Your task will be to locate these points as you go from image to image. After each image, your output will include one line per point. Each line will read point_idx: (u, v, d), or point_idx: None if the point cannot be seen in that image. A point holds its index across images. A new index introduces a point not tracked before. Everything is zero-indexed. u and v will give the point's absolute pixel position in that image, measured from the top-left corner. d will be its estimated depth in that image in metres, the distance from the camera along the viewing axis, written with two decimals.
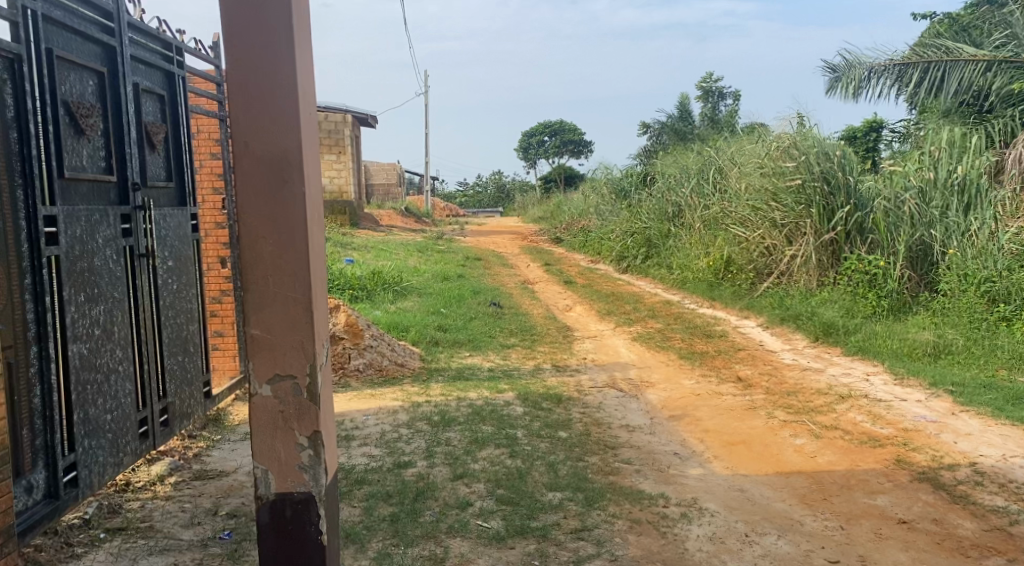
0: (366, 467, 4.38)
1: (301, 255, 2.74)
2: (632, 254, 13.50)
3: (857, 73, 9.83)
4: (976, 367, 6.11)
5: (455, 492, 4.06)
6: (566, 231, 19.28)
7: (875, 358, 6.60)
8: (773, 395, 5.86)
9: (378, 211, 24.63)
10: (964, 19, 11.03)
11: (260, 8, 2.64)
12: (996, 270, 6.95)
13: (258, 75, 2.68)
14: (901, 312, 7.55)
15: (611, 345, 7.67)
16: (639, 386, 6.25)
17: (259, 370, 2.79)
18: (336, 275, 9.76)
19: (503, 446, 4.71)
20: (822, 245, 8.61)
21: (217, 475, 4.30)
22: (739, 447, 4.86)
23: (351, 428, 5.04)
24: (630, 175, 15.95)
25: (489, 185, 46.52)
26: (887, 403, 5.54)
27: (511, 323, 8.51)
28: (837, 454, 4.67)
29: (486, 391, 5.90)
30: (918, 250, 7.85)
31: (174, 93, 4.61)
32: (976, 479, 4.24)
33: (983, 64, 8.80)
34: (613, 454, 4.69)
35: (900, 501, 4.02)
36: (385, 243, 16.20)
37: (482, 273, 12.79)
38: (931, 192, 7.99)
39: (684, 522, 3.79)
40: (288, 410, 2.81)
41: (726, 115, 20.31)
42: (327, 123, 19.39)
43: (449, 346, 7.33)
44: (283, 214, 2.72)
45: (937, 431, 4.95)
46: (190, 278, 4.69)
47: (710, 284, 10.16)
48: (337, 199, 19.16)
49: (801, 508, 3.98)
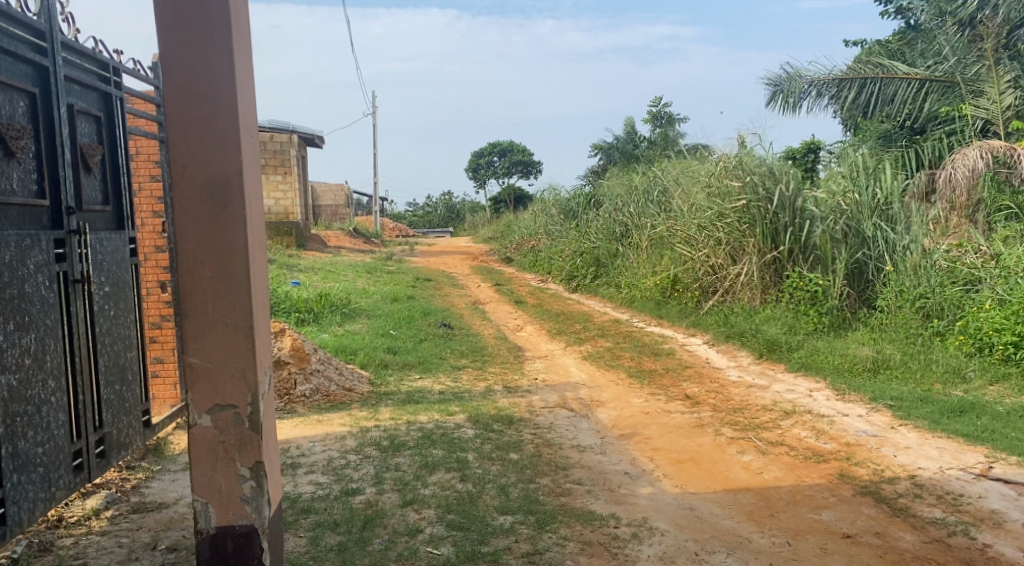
0: (312, 495, 4.27)
1: (242, 281, 2.70)
2: (581, 273, 13.56)
3: (797, 85, 10.27)
4: (913, 381, 6.28)
5: (405, 519, 4.00)
6: (516, 250, 19.34)
7: (818, 374, 6.73)
8: (720, 412, 5.94)
9: (326, 233, 24.29)
10: (894, 44, 11.55)
11: (199, 28, 2.62)
12: (930, 286, 7.25)
13: (194, 92, 2.64)
14: (842, 328, 7.75)
15: (561, 365, 7.69)
16: (590, 405, 6.27)
17: (199, 400, 2.74)
18: (281, 298, 9.55)
19: (453, 470, 4.66)
20: (765, 264, 8.69)
21: (157, 506, 4.15)
22: (688, 465, 4.90)
23: (297, 455, 4.92)
24: (578, 196, 16.19)
25: (438, 205, 46.47)
26: (830, 418, 5.65)
27: (462, 344, 8.47)
28: (783, 469, 4.75)
29: (437, 414, 5.84)
30: (855, 267, 8.15)
31: (111, 114, 4.49)
32: (915, 491, 4.34)
33: (917, 83, 9.52)
34: (564, 475, 4.68)
35: (844, 515, 4.09)
36: (333, 264, 16.04)
37: (432, 294, 12.67)
38: (861, 213, 8.30)
39: (635, 542, 3.80)
40: (229, 441, 2.76)
41: (671, 136, 20.73)
42: (273, 142, 19.17)
43: (399, 369, 7.25)
44: (223, 240, 2.68)
45: (877, 445, 5.06)
46: (129, 304, 4.56)
47: (657, 302, 10.28)
48: (282, 220, 18.82)
49: (750, 525, 4.03)
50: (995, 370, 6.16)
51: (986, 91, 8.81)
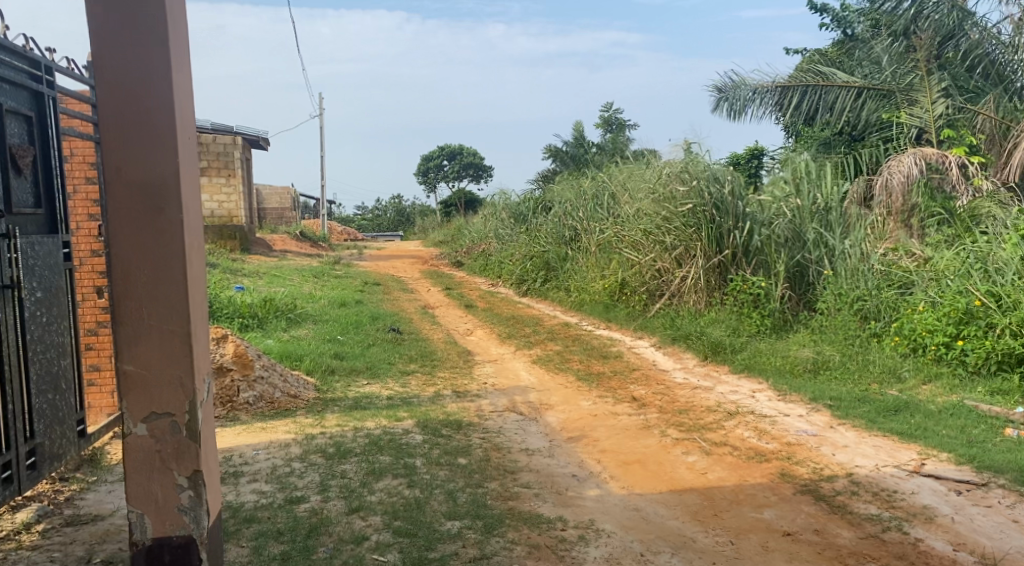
0: (255, 504, 4.19)
1: (179, 286, 2.72)
2: (531, 277, 13.59)
3: (741, 93, 10.45)
4: (852, 381, 6.45)
5: (351, 526, 3.95)
6: (466, 254, 19.31)
7: (761, 375, 6.86)
8: (666, 414, 6.02)
9: (272, 237, 23.85)
10: (832, 54, 11.90)
11: (135, 30, 2.65)
12: (866, 289, 7.47)
13: (129, 95, 2.67)
14: (783, 330, 7.95)
15: (511, 369, 7.69)
16: (538, 408, 6.29)
17: (134, 409, 2.75)
18: (225, 303, 9.35)
19: (400, 476, 4.62)
20: (711, 268, 8.78)
21: (92, 519, 4.02)
22: (634, 466, 4.95)
23: (240, 463, 4.83)
24: (528, 200, 16.27)
25: (388, 209, 46.10)
26: (772, 418, 5.78)
27: (411, 349, 8.41)
28: (726, 469, 4.83)
29: (384, 420, 5.79)
30: (796, 271, 8.38)
31: (43, 114, 4.33)
32: (852, 489, 4.47)
33: (855, 91, 9.75)
34: (512, 479, 4.68)
35: (785, 514, 4.18)
36: (279, 269, 15.77)
37: (381, 298, 12.56)
38: (802, 216, 8.65)
39: (582, 545, 3.82)
40: (165, 450, 2.78)
41: (620, 141, 20.95)
42: (216, 144, 18.75)
43: (346, 375, 7.16)
44: (160, 244, 2.70)
45: (817, 444, 5.19)
46: (63, 310, 4.39)
47: (606, 306, 10.38)
48: (226, 223, 18.44)
49: (694, 524, 4.09)
50: (928, 370, 6.36)
51: (920, 100, 9.18)
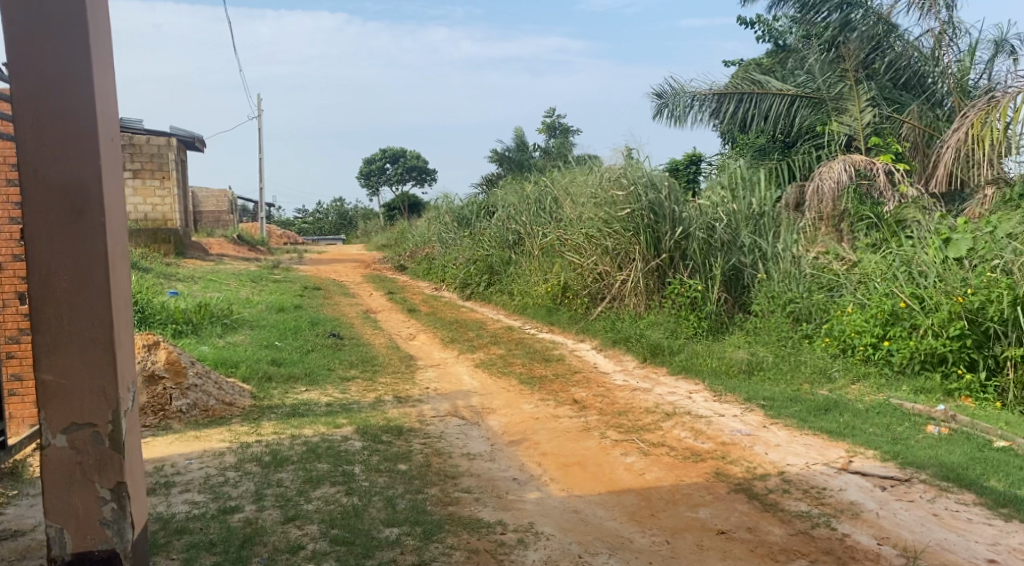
0: (187, 515, 4.08)
1: (100, 293, 2.66)
2: (475, 281, 13.56)
3: (681, 100, 10.54)
4: (784, 381, 6.62)
5: (287, 535, 3.88)
6: (410, 258, 19.17)
7: (698, 377, 6.98)
8: (606, 416, 6.07)
9: (209, 240, 23.26)
10: (767, 63, 12.23)
11: (52, 27, 2.58)
12: (798, 292, 7.76)
13: (46, 95, 2.60)
14: (720, 332, 8.15)
15: (453, 373, 7.66)
16: (480, 412, 6.28)
17: (52, 420, 2.68)
18: (158, 309, 9.08)
19: (338, 483, 4.56)
20: (650, 271, 8.91)
21: (12, 535, 3.85)
22: (574, 468, 4.99)
23: (172, 473, 4.70)
24: (472, 204, 16.27)
25: (330, 212, 45.48)
26: (708, 418, 5.89)
27: (351, 354, 8.30)
28: (663, 470, 4.91)
29: (323, 427, 5.70)
30: (731, 274, 8.61)
31: None
32: (784, 486, 4.58)
33: (788, 99, 9.98)
34: (453, 484, 4.66)
35: (719, 512, 4.26)
36: (216, 273, 15.40)
37: (321, 303, 12.37)
38: (737, 220, 8.85)
39: (520, 548, 3.82)
40: (87, 462, 2.71)
41: (562, 146, 21.08)
42: (149, 145, 18.20)
43: (284, 381, 7.03)
44: (80, 250, 2.63)
45: (750, 443, 5.31)
46: None
47: (548, 309, 10.43)
48: (160, 227, 17.92)
49: (631, 525, 4.14)
50: (857, 370, 6.58)
51: (849, 109, 9.51)
